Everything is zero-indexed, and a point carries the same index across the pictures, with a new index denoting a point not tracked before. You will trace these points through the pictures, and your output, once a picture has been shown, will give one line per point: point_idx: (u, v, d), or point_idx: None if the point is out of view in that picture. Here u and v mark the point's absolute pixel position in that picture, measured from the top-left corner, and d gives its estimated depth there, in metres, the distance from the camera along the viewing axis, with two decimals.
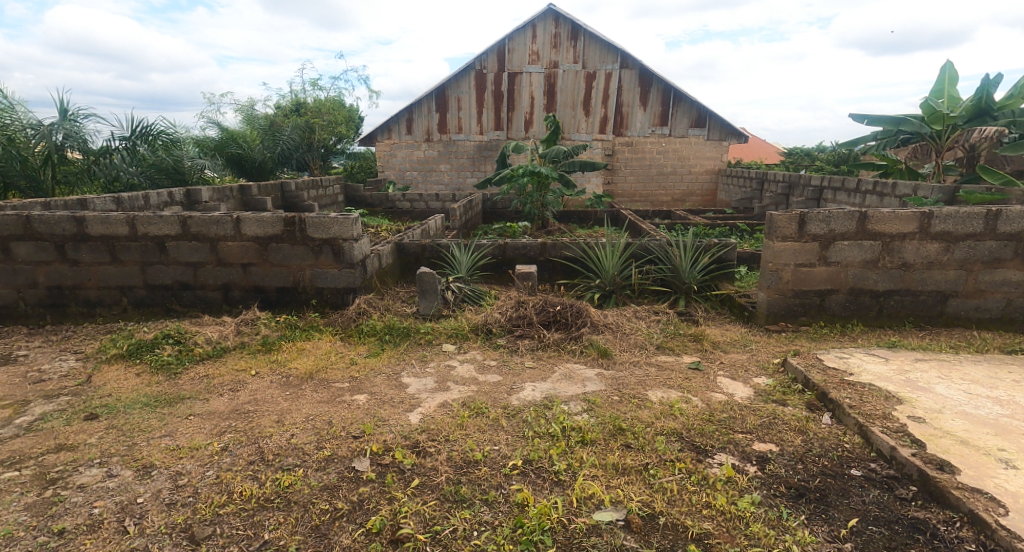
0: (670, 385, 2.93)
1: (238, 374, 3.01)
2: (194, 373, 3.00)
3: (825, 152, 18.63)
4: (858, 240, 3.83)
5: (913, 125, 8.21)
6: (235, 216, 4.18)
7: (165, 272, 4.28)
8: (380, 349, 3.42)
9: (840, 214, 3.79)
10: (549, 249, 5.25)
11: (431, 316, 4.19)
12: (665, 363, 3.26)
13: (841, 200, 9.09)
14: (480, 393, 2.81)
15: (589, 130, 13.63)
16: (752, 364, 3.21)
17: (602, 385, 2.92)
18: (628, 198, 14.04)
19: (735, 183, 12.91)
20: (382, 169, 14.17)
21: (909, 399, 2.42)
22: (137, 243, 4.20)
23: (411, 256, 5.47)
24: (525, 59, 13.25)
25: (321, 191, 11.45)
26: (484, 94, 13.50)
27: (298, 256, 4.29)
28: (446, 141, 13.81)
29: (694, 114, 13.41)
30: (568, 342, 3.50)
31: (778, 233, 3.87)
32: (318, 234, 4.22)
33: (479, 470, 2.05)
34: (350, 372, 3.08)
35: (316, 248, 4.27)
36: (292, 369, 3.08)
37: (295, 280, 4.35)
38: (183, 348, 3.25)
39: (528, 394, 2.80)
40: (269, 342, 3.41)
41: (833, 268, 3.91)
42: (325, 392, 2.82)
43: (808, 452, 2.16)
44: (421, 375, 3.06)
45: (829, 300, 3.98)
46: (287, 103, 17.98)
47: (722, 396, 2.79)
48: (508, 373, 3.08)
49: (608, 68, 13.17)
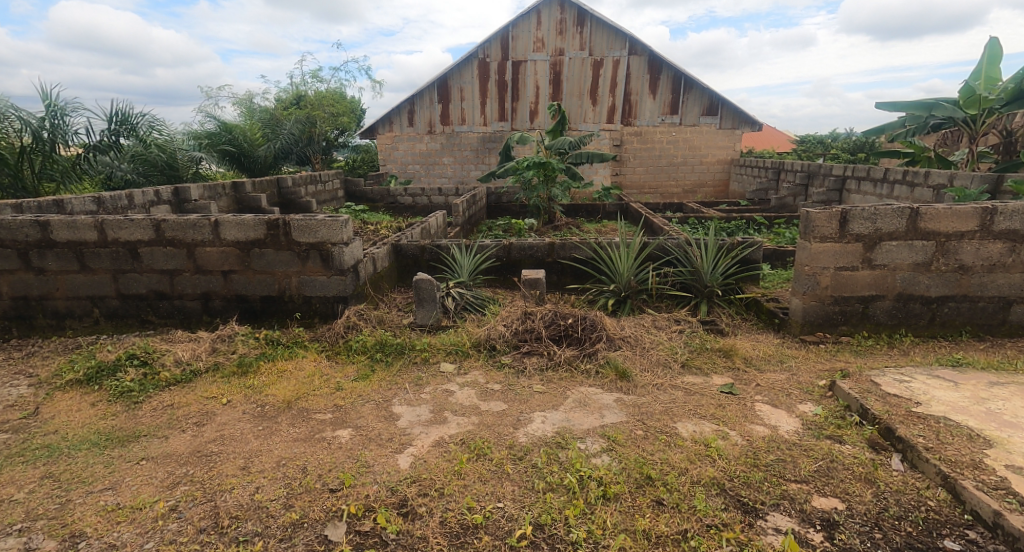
0: (702, 415, 2.53)
1: (207, 403, 2.64)
2: (157, 402, 2.63)
3: (839, 140, 18.04)
4: (908, 240, 3.40)
5: (946, 109, 7.64)
6: (214, 219, 3.81)
7: (139, 280, 3.91)
8: (370, 371, 3.04)
9: (888, 211, 3.38)
10: (558, 249, 4.87)
11: (428, 328, 3.86)
12: (693, 386, 2.86)
13: (866, 190, 8.58)
14: (482, 427, 2.43)
15: (597, 120, 13.15)
16: (794, 387, 2.79)
17: (623, 416, 2.53)
18: (637, 190, 13.60)
19: (749, 173, 12.43)
20: (384, 162, 13.75)
21: (999, 441, 2.01)
22: (107, 249, 3.83)
23: (409, 258, 5.10)
24: (529, 47, 12.75)
25: (320, 186, 11.04)
26: (487, 83, 13.03)
27: (283, 262, 3.92)
28: (449, 132, 13.38)
29: (706, 102, 12.88)
30: (582, 360, 3.11)
31: (816, 234, 3.49)
32: (304, 238, 3.86)
33: (480, 541, 1.68)
34: (334, 400, 2.70)
35: (302, 254, 3.90)
36: (269, 397, 2.71)
37: (281, 288, 3.97)
38: (147, 372, 2.88)
39: (537, 428, 2.42)
40: (245, 362, 3.03)
41: (878, 272, 3.49)
42: (304, 426, 2.44)
43: (883, 514, 1.76)
44: (415, 403, 2.68)
45: (874, 307, 3.55)
46: (287, 96, 17.55)
47: (763, 429, 2.38)
48: (514, 401, 2.70)
49: (615, 55, 12.65)
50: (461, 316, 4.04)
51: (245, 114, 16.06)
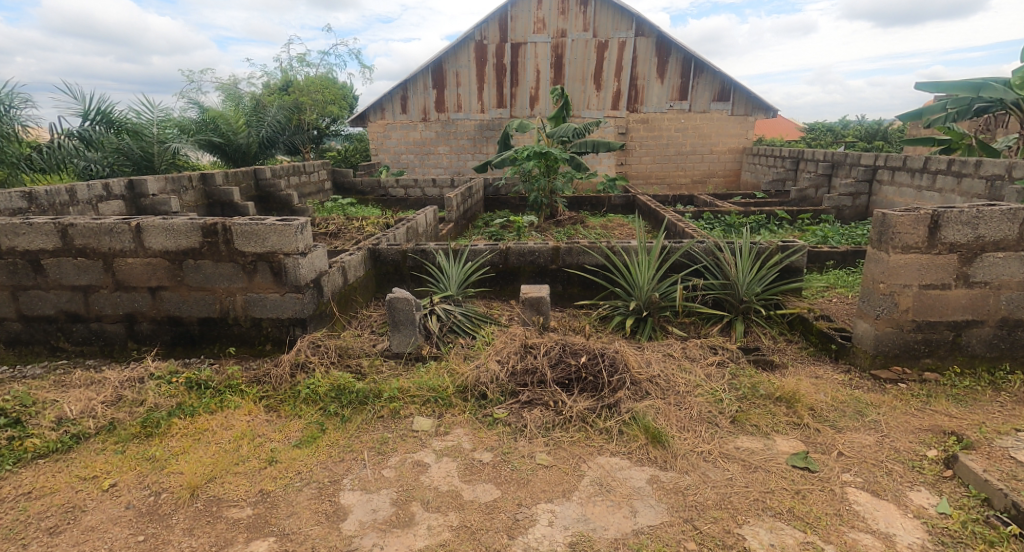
0: (777, 511, 1.78)
1: (78, 490, 1.88)
2: (9, 488, 1.88)
3: (849, 128, 17.22)
4: (1017, 250, 2.71)
5: (997, 91, 6.72)
6: (135, 223, 3.04)
7: (45, 299, 3.15)
8: (320, 431, 2.28)
9: (993, 215, 2.68)
10: (564, 255, 4.21)
11: (410, 353, 3.22)
12: (753, 454, 2.11)
13: (902, 181, 7.79)
14: (467, 537, 1.68)
15: (601, 106, 12.31)
16: (893, 458, 2.05)
17: (666, 514, 1.79)
18: (643, 181, 12.76)
19: (764, 162, 11.63)
20: (376, 151, 12.90)
21: None
22: (3, 261, 3.09)
23: (389, 265, 4.43)
24: (529, 28, 11.87)
25: (305, 177, 10.24)
26: (485, 67, 12.17)
27: (225, 276, 3.16)
28: (444, 120, 12.54)
29: (717, 87, 12.04)
30: (600, 415, 2.36)
31: (897, 243, 2.74)
32: (250, 248, 3.11)
33: None
34: (259, 482, 1.95)
35: (249, 267, 3.15)
36: (170, 477, 1.96)
37: (223, 309, 3.21)
38: (14, 436, 2.12)
39: (544, 538, 1.68)
40: (151, 418, 2.25)
41: (975, 292, 2.77)
42: (205, 536, 1.68)
43: None
44: (374, 488, 1.94)
45: (968, 335, 2.82)
46: (274, 81, 16.68)
47: (873, 542, 1.63)
48: (512, 484, 1.95)
49: (621, 37, 11.78)
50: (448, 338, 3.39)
51: (229, 100, 15.22)
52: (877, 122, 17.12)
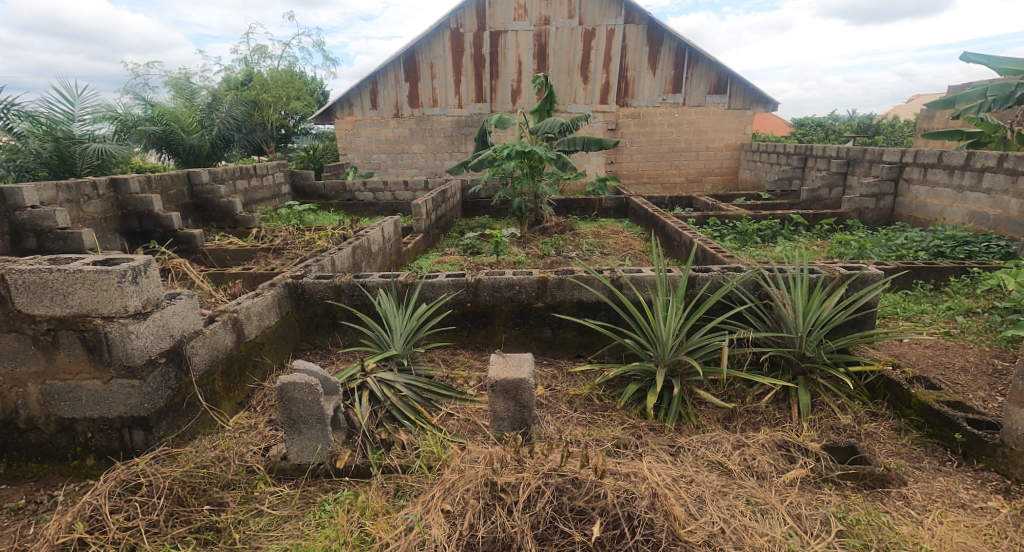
0: None
1: None
2: None
3: (840, 122, 16.46)
4: None
5: None
6: None
7: None
8: None
9: None
10: (553, 290, 3.19)
11: (320, 465, 2.10)
12: None
13: (937, 180, 6.80)
14: None
15: (588, 100, 11.19)
16: None
17: None
18: (634, 180, 11.69)
19: (766, 159, 10.64)
20: (343, 151, 11.60)
21: None
22: None
23: (320, 305, 3.29)
24: (509, 15, 10.70)
25: (255, 181, 8.92)
26: (462, 57, 10.96)
27: (9, 355, 1.98)
28: (417, 116, 11.30)
29: (712, 79, 11.01)
30: None
31: None
32: (45, 310, 1.91)
33: None
34: None
35: (46, 340, 1.95)
36: None
37: (11, 406, 2.03)
38: None
39: None
40: None
41: None
42: None
43: None
44: None
45: None
46: (233, 75, 15.26)
47: None
48: None
49: (610, 24, 10.68)
50: (384, 431, 2.30)
51: (180, 95, 13.77)
52: (866, 115, 16.36)
